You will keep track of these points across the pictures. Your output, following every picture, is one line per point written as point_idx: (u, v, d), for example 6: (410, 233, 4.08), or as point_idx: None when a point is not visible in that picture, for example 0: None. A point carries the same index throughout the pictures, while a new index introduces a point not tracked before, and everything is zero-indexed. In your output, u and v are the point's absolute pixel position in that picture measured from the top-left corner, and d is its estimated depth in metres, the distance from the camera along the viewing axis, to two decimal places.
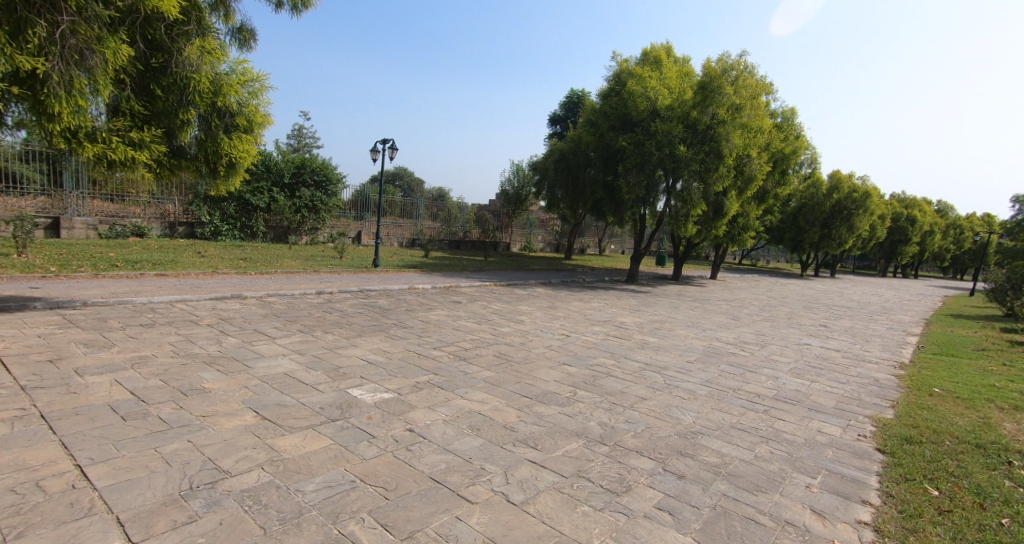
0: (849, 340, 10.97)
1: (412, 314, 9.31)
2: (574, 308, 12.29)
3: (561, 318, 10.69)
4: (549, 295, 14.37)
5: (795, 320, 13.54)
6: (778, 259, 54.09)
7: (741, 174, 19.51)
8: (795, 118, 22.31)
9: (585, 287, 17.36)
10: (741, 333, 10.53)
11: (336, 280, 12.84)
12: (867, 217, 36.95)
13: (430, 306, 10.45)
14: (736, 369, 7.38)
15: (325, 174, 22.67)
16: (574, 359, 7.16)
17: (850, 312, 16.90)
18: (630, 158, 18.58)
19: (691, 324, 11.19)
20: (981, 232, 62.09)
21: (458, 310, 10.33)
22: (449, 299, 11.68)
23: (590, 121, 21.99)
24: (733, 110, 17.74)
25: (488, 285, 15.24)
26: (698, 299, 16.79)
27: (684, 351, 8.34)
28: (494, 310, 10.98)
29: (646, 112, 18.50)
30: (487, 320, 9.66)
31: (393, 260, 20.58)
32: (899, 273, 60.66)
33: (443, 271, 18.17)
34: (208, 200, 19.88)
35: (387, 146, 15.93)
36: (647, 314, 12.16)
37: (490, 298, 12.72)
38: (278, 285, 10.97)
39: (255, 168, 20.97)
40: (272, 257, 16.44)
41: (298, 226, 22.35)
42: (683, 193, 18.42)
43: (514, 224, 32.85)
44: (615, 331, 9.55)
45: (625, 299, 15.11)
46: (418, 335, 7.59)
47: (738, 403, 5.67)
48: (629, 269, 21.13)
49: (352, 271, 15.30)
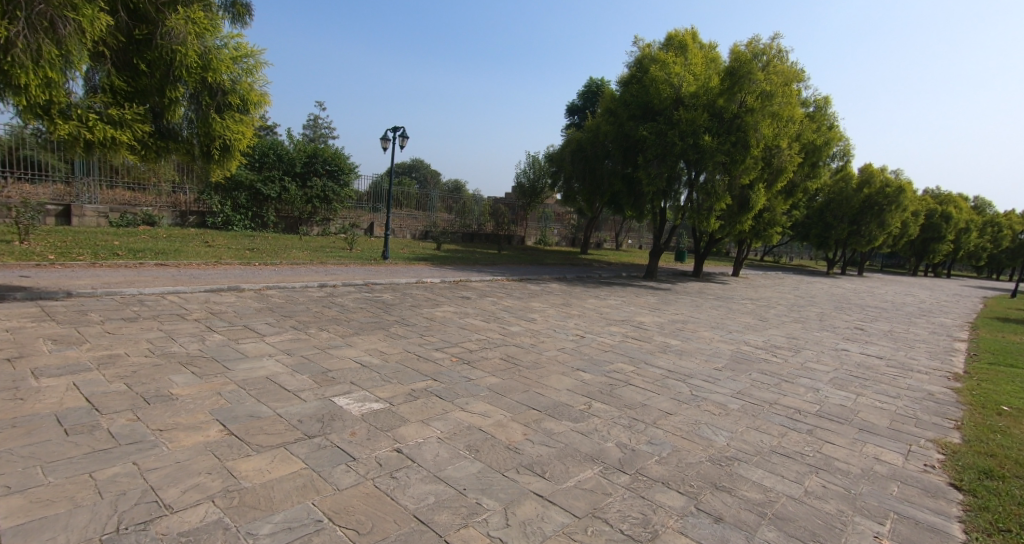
0: (888, 346, 10.20)
1: (417, 311, 8.75)
2: (590, 306, 11.65)
3: (576, 316, 10.06)
4: (564, 292, 13.73)
5: (828, 322, 12.76)
6: (802, 257, 52.72)
7: (769, 166, 18.58)
8: (827, 107, 21.28)
9: (602, 284, 16.66)
10: (769, 336, 9.82)
11: (342, 273, 12.38)
12: (899, 214, 35.56)
13: (437, 302, 9.88)
14: (769, 378, 6.72)
15: (337, 164, 22.37)
16: (590, 364, 6.55)
17: (886, 313, 16.02)
18: (651, 149, 17.82)
19: (717, 325, 10.49)
20: (1018, 230, 59.80)
21: (466, 307, 9.76)
22: (458, 294, 11.11)
23: (610, 110, 21.19)
24: (762, 98, 16.87)
25: (500, 280, 14.65)
26: (722, 297, 16.00)
27: (710, 356, 7.67)
28: (505, 307, 10.38)
29: (670, 100, 17.69)
30: (497, 318, 9.08)
31: (405, 252, 20.11)
32: (929, 272, 58.88)
33: (456, 265, 17.63)
34: (219, 189, 19.62)
35: (398, 133, 15.91)
36: (668, 314, 11.48)
37: (502, 294, 12.12)
38: (279, 277, 10.49)
39: (267, 157, 20.65)
40: (280, 248, 16.05)
41: (309, 217, 22.23)
42: (707, 185, 17.61)
43: (530, 217, 32.25)
44: (634, 332, 8.91)
45: (644, 296, 14.39)
46: (420, 335, 7.02)
47: (774, 422, 5.04)
48: (648, 265, 20.36)
49: (359, 264, 14.82)
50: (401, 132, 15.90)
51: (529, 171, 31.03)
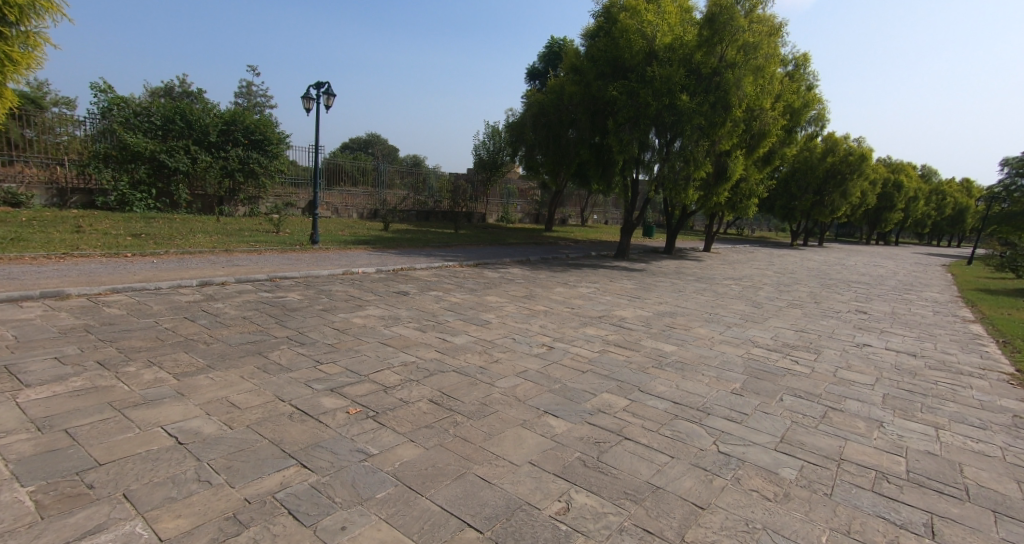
0: (909, 334, 8.54)
1: (329, 318, 6.50)
2: (558, 299, 9.60)
3: (540, 316, 7.96)
4: (526, 279, 11.65)
5: (826, 305, 11.16)
6: (762, 228, 52.41)
7: (750, 130, 17.15)
8: (806, 67, 19.84)
9: (568, 266, 14.67)
10: (776, 331, 8.01)
11: (247, 265, 9.99)
12: (860, 183, 35.06)
13: (362, 301, 7.68)
14: (810, 403, 4.81)
15: (263, 133, 20.01)
16: (564, 401, 4.48)
17: (875, 290, 14.66)
18: (622, 110, 15.93)
19: (709, 319, 8.63)
20: (963, 200, 61.43)
21: (400, 308, 7.55)
22: (393, 289, 8.89)
23: (574, 69, 19.14)
24: (742, 52, 15.36)
25: (449, 266, 12.48)
26: (701, 279, 14.29)
27: (720, 370, 5.73)
28: (454, 305, 8.21)
29: (642, 54, 15.81)
30: (438, 322, 6.93)
31: (343, 234, 17.70)
32: (881, 239, 59.88)
33: (400, 249, 15.31)
34: (111, 162, 17.13)
35: (323, 90, 13.42)
36: (651, 306, 9.55)
37: (450, 286, 9.93)
38: (149, 273, 8.04)
39: (174, 123, 18.20)
40: (181, 233, 13.53)
41: (231, 195, 19.87)
42: (682, 152, 15.98)
43: (490, 192, 29.92)
44: (616, 337, 6.93)
45: (617, 281, 12.47)
46: (315, 363, 4.76)
47: (867, 511, 3.08)
48: (619, 243, 18.62)
49: (279, 249, 12.39)
50: (325, 89, 13.43)
51: (488, 142, 28.54)
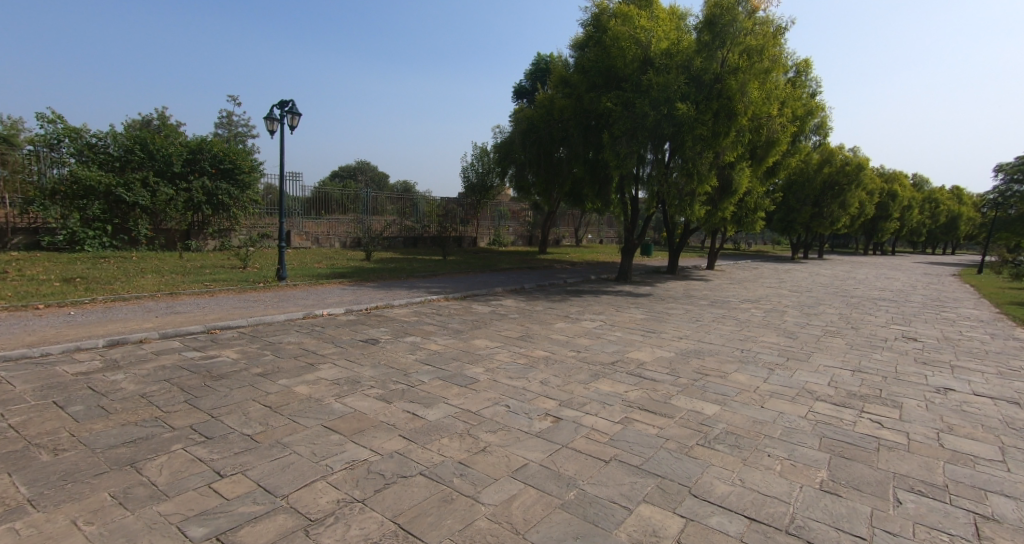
0: (987, 370, 7.01)
1: (262, 389, 4.93)
2: (560, 339, 8.04)
3: (540, 367, 6.40)
4: (521, 313, 10.10)
5: (867, 331, 9.67)
6: (759, 242, 51.31)
7: (756, 140, 15.93)
8: (808, 73, 18.18)
9: (568, 294, 13.15)
10: (831, 373, 6.47)
11: (189, 312, 8.44)
12: (859, 193, 34.01)
13: (316, 358, 6.14)
14: (944, 508, 3.28)
15: (232, 161, 18.66)
16: (585, 531, 2.93)
17: (906, 308, 13.23)
18: (617, 123, 14.67)
19: (743, 359, 7.10)
20: (957, 208, 60.79)
21: (363, 365, 5.97)
22: (359, 338, 7.32)
23: (562, 82, 17.94)
24: (745, 56, 14.21)
25: (433, 300, 10.96)
26: (716, 304, 12.83)
27: (790, 445, 4.18)
28: (432, 356, 6.63)
29: (637, 62, 14.66)
30: (410, 385, 5.37)
31: (320, 266, 16.20)
32: (876, 250, 58.92)
33: (381, 281, 13.79)
34: (61, 198, 15.75)
35: (287, 109, 12.01)
36: (671, 343, 8.02)
37: (432, 328, 8.39)
38: (50, 331, 6.50)
39: (134, 153, 16.85)
40: (129, 274, 12.00)
41: (199, 228, 18.44)
42: (685, 165, 14.73)
43: (480, 215, 28.56)
44: (639, 396, 5.38)
45: (624, 311, 10.95)
46: (209, 479, 3.19)
47: None
48: (620, 265, 17.23)
49: (237, 290, 10.85)
50: (290, 107, 12.01)
51: (476, 164, 27.26)
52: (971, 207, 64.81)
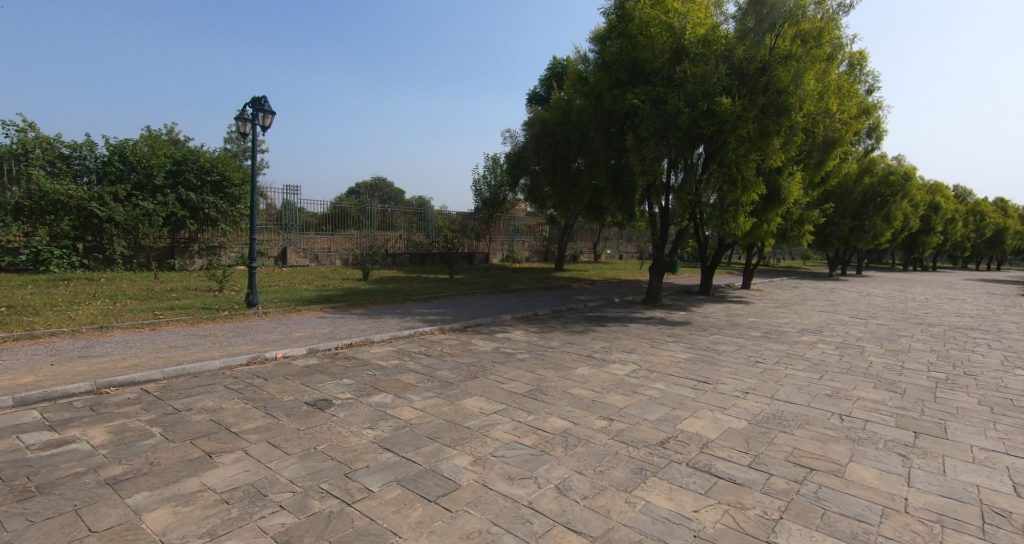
0: None
1: (84, 522, 2.94)
2: (583, 397, 5.93)
3: (557, 453, 4.31)
4: (532, 352, 7.99)
5: (989, 380, 7.37)
6: (790, 257, 48.47)
7: (810, 141, 13.72)
8: (862, 65, 15.03)
9: (590, 323, 11.05)
10: (1003, 467, 4.26)
11: (103, 356, 6.54)
12: (903, 205, 31.25)
13: (220, 441, 4.13)
14: None
15: (222, 173, 17.04)
16: None
17: (1006, 341, 10.83)
18: (645, 122, 12.65)
19: (852, 437, 4.92)
20: (1002, 221, 57.06)
21: (287, 456, 3.96)
22: (306, 399, 5.28)
23: (581, 80, 15.94)
24: (799, 41, 12.02)
25: (426, 335, 8.95)
26: (771, 336, 10.57)
27: None
28: (400, 434, 4.57)
29: (668, 52, 12.73)
30: (344, 504, 3.32)
31: (307, 288, 14.35)
32: (915, 266, 55.42)
33: (372, 306, 11.83)
34: (26, 214, 14.10)
35: (259, 106, 10.14)
36: (738, 406, 5.86)
37: (414, 378, 6.35)
38: None
39: (112, 165, 15.31)
40: (75, 301, 10.23)
41: (184, 246, 16.82)
42: (727, 169, 12.62)
43: (493, 230, 26.60)
44: (721, 528, 3.24)
45: (661, 348, 8.79)
46: None
47: None
48: (650, 285, 15.15)
49: (189, 321, 8.97)
50: (262, 105, 10.18)
51: (489, 176, 25.45)
52: (1017, 220, 60.84)
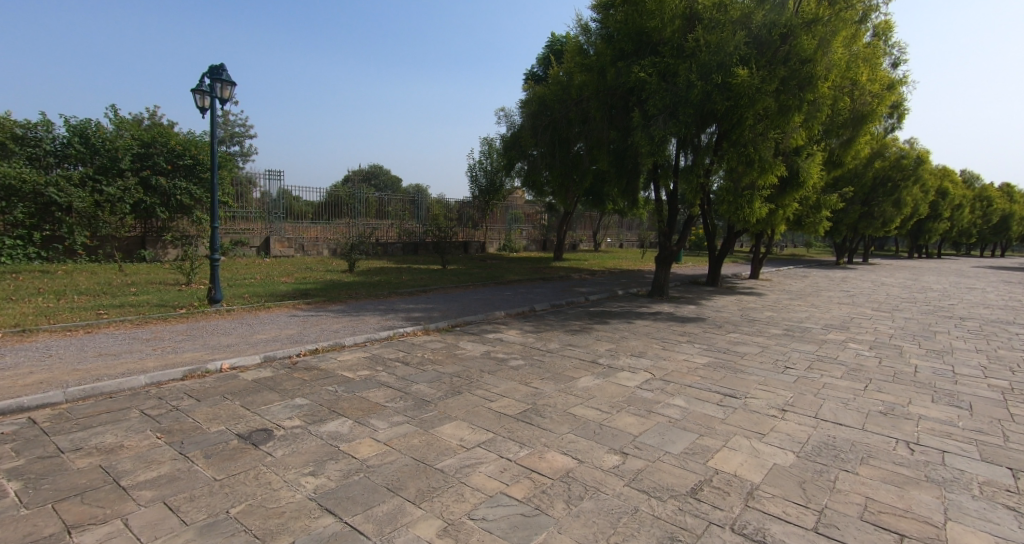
0: None
1: None
2: (589, 420, 4.82)
3: (557, 515, 3.20)
4: (528, 358, 6.85)
5: None
6: (794, 245, 47.32)
7: (831, 118, 12.55)
8: (887, 37, 13.72)
9: (593, 319, 9.94)
10: None
11: (8, 369, 5.40)
12: (914, 190, 30.03)
13: (94, 504, 3.02)
14: None
15: (194, 156, 15.83)
16: None
17: None
18: (653, 98, 11.44)
19: (937, 479, 3.83)
20: (1009, 207, 55.81)
21: (180, 530, 2.84)
22: (238, 430, 4.16)
23: (580, 54, 14.64)
24: (825, 4, 10.79)
25: (407, 337, 7.82)
26: (794, 334, 9.46)
27: None
28: (349, 484, 3.46)
29: (679, 20, 11.46)
30: None
31: (285, 281, 13.19)
32: (921, 253, 54.25)
33: (351, 302, 10.68)
34: None
35: (217, 75, 8.93)
36: (780, 430, 4.75)
37: (383, 395, 5.21)
38: None
39: (72, 147, 14.09)
40: (12, 298, 9.05)
41: (157, 235, 15.64)
42: (743, 149, 11.45)
43: (489, 217, 25.41)
44: None
45: (675, 351, 7.68)
46: None
47: None
48: (657, 276, 14.03)
49: (135, 322, 7.82)
50: (221, 74, 8.97)
51: (484, 162, 24.23)
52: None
